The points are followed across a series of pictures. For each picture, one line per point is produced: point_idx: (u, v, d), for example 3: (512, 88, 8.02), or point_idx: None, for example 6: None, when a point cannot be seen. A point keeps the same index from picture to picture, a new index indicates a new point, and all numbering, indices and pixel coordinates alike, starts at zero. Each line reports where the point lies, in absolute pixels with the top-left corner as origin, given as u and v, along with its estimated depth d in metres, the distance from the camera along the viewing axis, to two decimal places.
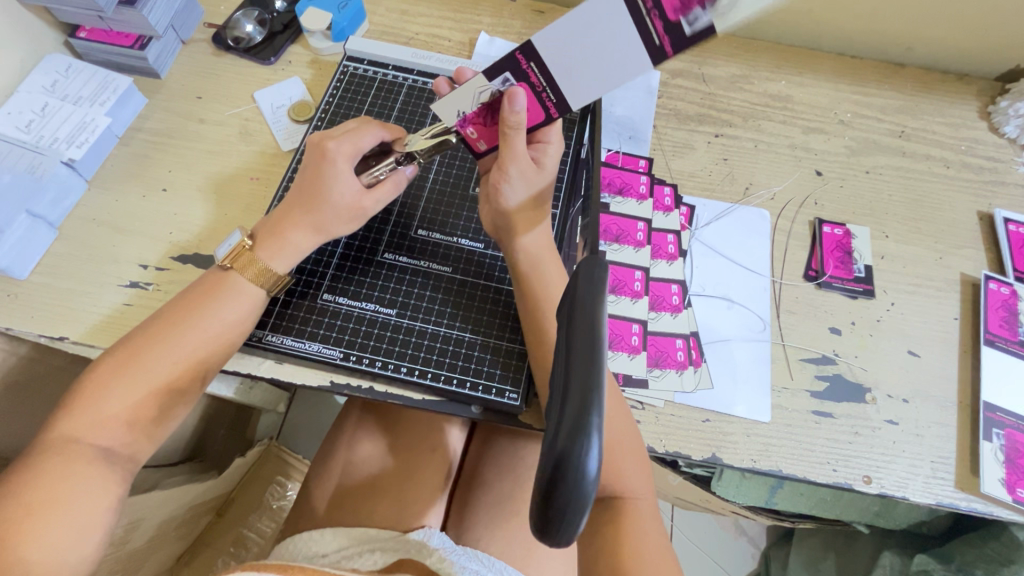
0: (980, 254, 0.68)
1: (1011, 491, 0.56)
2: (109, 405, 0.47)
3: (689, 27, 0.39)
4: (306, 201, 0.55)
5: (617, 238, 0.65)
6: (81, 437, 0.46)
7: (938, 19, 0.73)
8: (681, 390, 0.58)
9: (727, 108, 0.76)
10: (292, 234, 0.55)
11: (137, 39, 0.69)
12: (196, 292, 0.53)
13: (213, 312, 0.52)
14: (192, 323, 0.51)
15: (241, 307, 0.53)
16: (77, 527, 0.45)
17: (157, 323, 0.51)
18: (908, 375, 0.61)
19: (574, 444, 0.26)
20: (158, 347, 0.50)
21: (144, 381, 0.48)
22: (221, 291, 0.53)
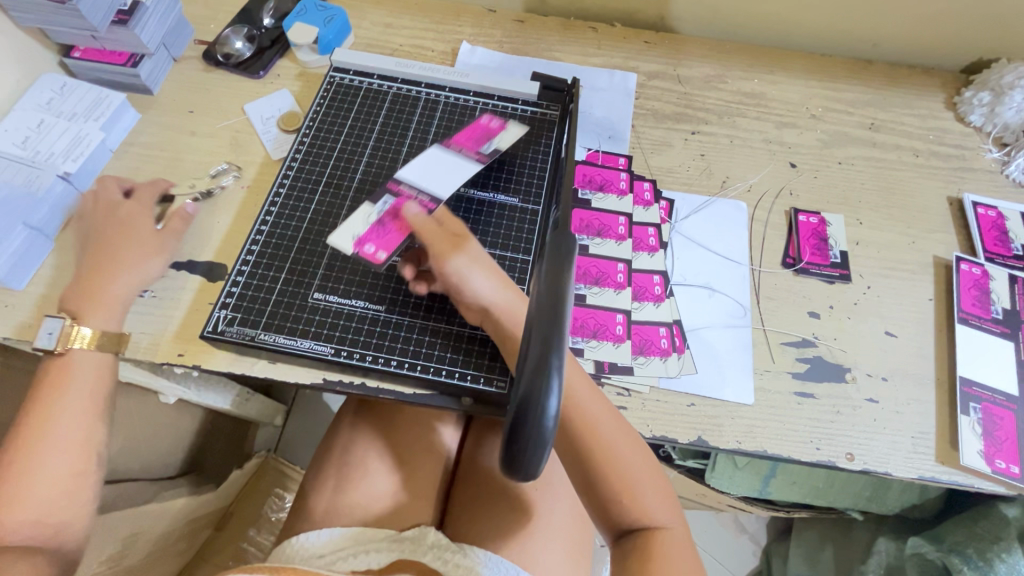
0: (951, 237, 0.70)
1: (990, 463, 0.57)
2: (19, 472, 0.51)
3: (495, 148, 0.65)
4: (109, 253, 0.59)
5: (598, 232, 0.66)
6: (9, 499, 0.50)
7: (899, 15, 0.77)
8: (666, 376, 0.60)
9: (703, 107, 0.79)
10: (113, 288, 0.58)
11: (130, 57, 0.71)
12: (57, 365, 0.56)
13: (63, 389, 0.55)
14: (63, 388, 0.55)
15: (91, 356, 0.56)
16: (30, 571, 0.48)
17: (32, 398, 0.54)
18: (885, 355, 0.63)
19: (536, 388, 0.31)
20: (41, 417, 0.53)
21: (43, 444, 0.52)
22: (71, 371, 0.55)
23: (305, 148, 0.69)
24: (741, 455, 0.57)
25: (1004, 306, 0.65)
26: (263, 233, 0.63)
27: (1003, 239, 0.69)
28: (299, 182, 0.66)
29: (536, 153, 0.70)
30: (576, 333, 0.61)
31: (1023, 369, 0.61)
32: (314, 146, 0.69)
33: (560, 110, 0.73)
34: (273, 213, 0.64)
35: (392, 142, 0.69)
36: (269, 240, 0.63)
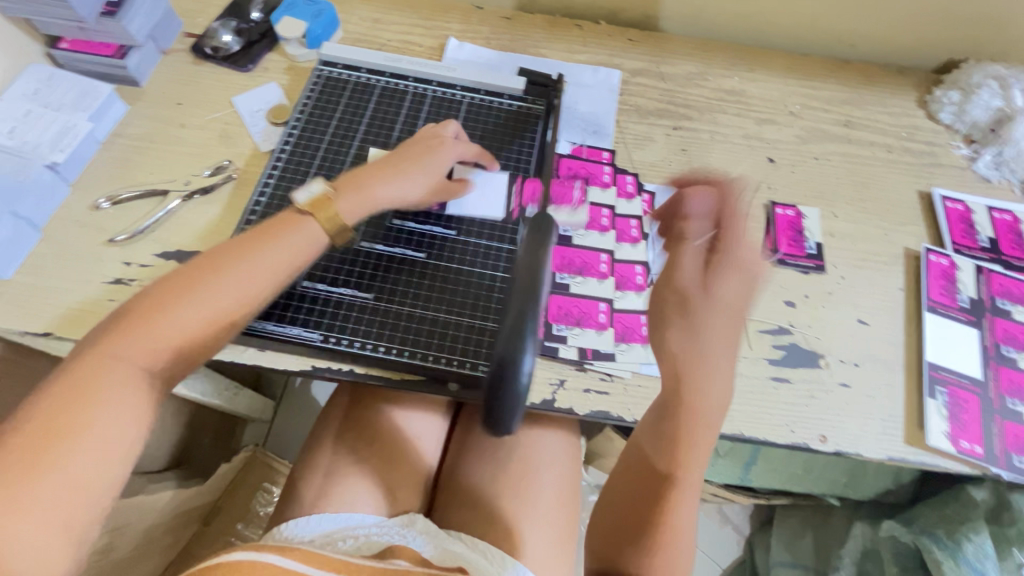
0: (921, 230, 0.73)
1: (955, 443, 0.59)
2: (98, 366, 0.45)
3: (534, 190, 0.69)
4: (415, 163, 0.62)
5: (584, 224, 0.68)
6: (82, 392, 0.43)
7: (872, 15, 0.80)
8: (647, 362, 0.62)
9: (685, 104, 0.81)
10: (379, 193, 0.60)
11: (117, 49, 0.72)
12: (234, 244, 0.52)
13: (229, 274, 0.50)
14: (248, 269, 0.51)
15: (281, 252, 0.53)
16: (96, 473, 0.43)
17: (161, 287, 0.49)
18: (857, 342, 0.65)
19: (513, 351, 0.38)
20: (158, 306, 0.48)
21: (145, 337, 0.46)
22: (288, 235, 0.54)
23: (293, 141, 0.69)
24: (719, 438, 0.59)
25: (970, 295, 0.67)
26: (252, 223, 0.64)
27: (970, 231, 0.72)
28: (288, 173, 0.67)
29: (521, 146, 0.71)
30: (560, 320, 0.62)
31: (987, 354, 0.64)
32: (303, 138, 0.70)
33: (545, 105, 0.74)
34: (262, 204, 0.65)
35: (380, 135, 0.71)
36: None
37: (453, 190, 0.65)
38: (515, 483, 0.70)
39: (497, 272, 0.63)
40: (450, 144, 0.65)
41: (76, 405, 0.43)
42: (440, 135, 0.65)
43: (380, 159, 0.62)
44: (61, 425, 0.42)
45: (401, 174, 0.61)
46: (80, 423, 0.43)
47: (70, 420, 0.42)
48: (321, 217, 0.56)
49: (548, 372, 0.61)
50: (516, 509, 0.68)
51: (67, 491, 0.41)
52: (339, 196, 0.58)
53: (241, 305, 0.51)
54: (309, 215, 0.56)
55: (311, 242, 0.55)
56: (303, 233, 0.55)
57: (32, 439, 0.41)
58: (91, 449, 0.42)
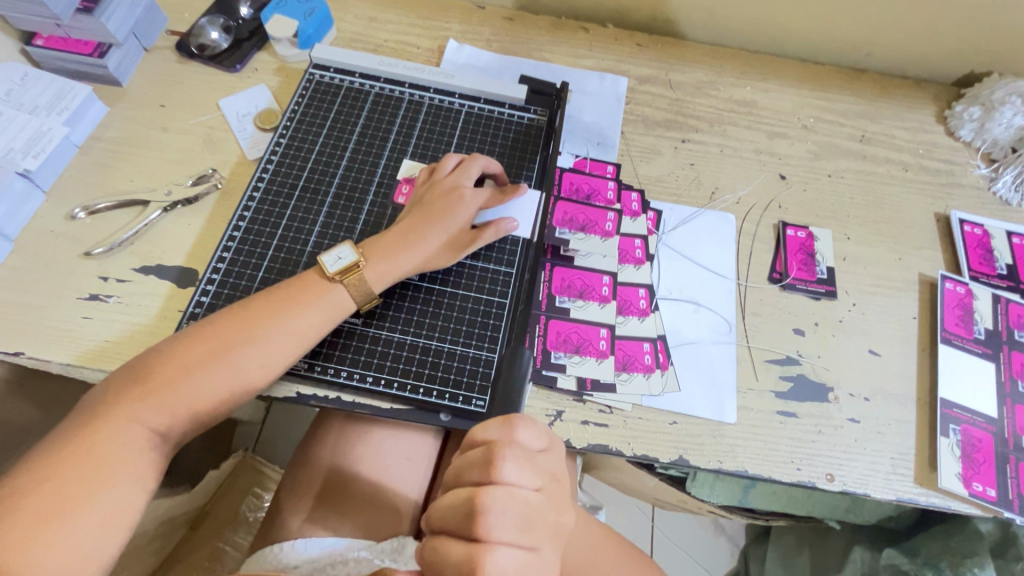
0: (937, 254, 0.70)
1: (967, 485, 0.57)
2: (102, 431, 0.47)
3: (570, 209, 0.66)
4: (437, 221, 0.59)
5: (583, 227, 0.64)
6: (86, 456, 0.46)
7: (893, 26, 0.76)
8: (649, 393, 0.59)
9: (694, 114, 0.77)
10: (404, 263, 0.57)
11: (96, 47, 0.68)
12: (265, 305, 0.53)
13: (253, 342, 0.51)
14: (266, 340, 0.51)
15: (310, 320, 0.53)
16: (97, 538, 0.44)
17: (188, 348, 0.50)
18: (868, 374, 0.62)
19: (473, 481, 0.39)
20: (177, 370, 0.50)
21: (160, 402, 0.49)
22: (317, 303, 0.54)
23: (281, 150, 0.66)
24: (722, 475, 0.57)
25: (987, 326, 0.64)
26: (235, 239, 0.60)
27: (988, 257, 0.69)
28: (274, 186, 0.64)
29: (521, 160, 0.68)
30: (558, 347, 0.59)
31: (1002, 390, 0.61)
32: (292, 148, 0.66)
33: (548, 116, 0.71)
34: (246, 218, 0.62)
35: (373, 146, 0.67)
36: (242, 248, 0.60)
37: (482, 238, 0.59)
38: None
39: (493, 296, 0.60)
40: (470, 196, 0.60)
41: (78, 469, 0.45)
42: (459, 185, 0.61)
43: (401, 221, 0.59)
44: (63, 491, 0.44)
45: (424, 239, 0.58)
46: (84, 488, 0.45)
47: (74, 486, 0.44)
48: (350, 289, 0.55)
49: (545, 403, 0.58)
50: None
51: (65, 556, 0.43)
52: (368, 265, 0.56)
53: (264, 370, 0.51)
54: (339, 283, 0.55)
55: (340, 311, 0.55)
56: (331, 303, 0.54)
57: (36, 504, 0.43)
58: (91, 515, 0.44)
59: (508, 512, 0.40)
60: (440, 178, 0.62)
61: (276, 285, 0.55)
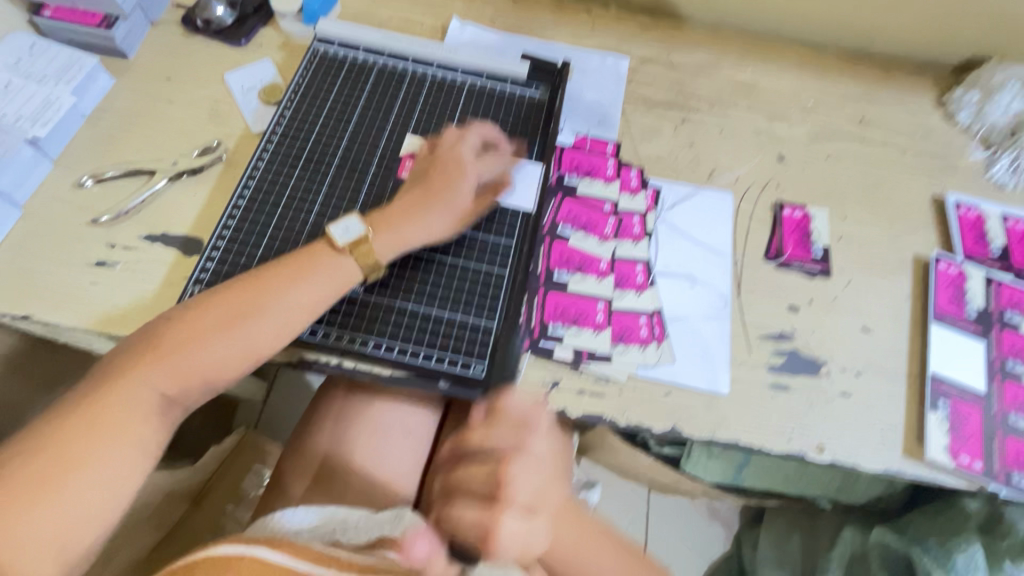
0: (932, 236, 0.71)
1: (954, 458, 0.58)
2: (108, 397, 0.47)
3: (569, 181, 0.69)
4: (443, 191, 0.60)
5: (584, 226, 0.66)
6: (96, 421, 0.47)
7: (894, 9, 0.76)
8: (644, 364, 0.60)
9: (694, 95, 0.78)
10: (413, 232, 0.58)
11: (104, 19, 0.69)
12: (277, 275, 0.54)
13: (263, 312, 0.52)
14: (277, 308, 0.53)
15: (319, 290, 0.54)
16: (101, 500, 0.46)
17: (194, 318, 0.51)
18: (860, 349, 0.63)
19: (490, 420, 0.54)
20: (186, 336, 0.50)
21: (167, 370, 0.50)
22: (326, 272, 0.55)
23: (286, 122, 0.67)
24: (714, 445, 0.58)
25: (978, 306, 0.65)
26: (240, 208, 0.62)
27: (983, 239, 0.70)
28: (279, 157, 0.65)
29: (523, 136, 0.69)
30: (556, 318, 0.61)
31: (992, 367, 0.62)
32: (296, 120, 0.67)
33: (549, 92, 0.72)
34: (251, 188, 0.63)
35: (376, 119, 0.68)
36: (246, 217, 0.61)
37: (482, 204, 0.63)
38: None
39: (493, 267, 0.61)
40: (470, 166, 0.62)
41: (84, 435, 0.46)
42: (460, 157, 0.62)
43: (405, 194, 0.61)
44: (68, 455, 0.45)
45: (427, 203, 0.60)
46: (88, 453, 0.45)
47: (78, 450, 0.45)
48: (358, 260, 0.56)
49: (542, 372, 0.59)
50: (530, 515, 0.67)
51: (72, 517, 0.44)
52: (377, 235, 0.57)
53: (275, 339, 0.53)
54: (348, 255, 0.56)
55: (346, 281, 0.56)
56: (343, 271, 0.56)
57: (47, 466, 0.44)
58: (99, 478, 0.46)
59: (531, 471, 0.51)
60: (437, 149, 0.63)
61: (280, 256, 0.56)
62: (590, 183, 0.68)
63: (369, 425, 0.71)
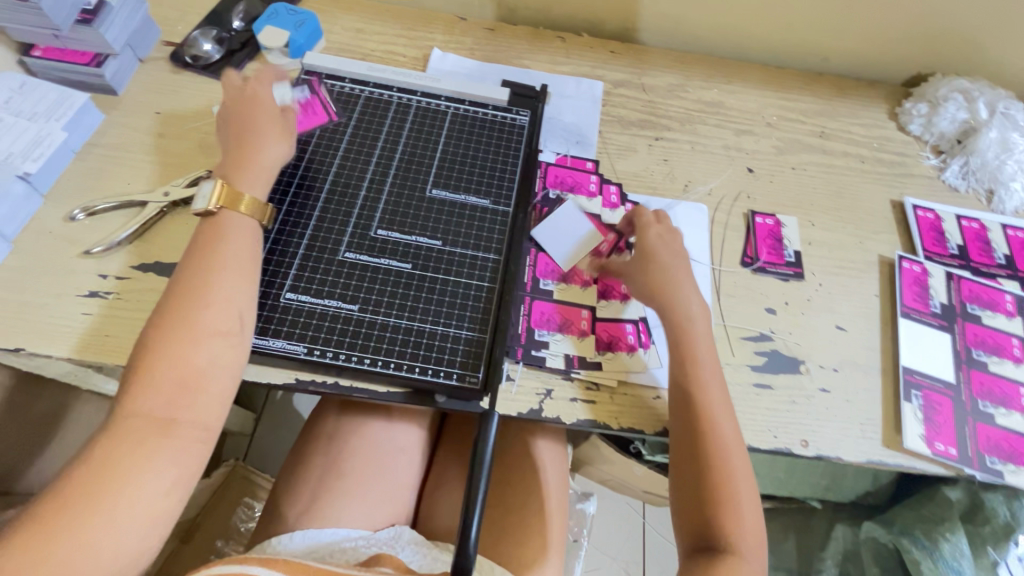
0: (895, 237, 0.76)
1: (931, 445, 0.61)
2: (116, 436, 0.46)
3: (552, 196, 0.72)
4: (273, 121, 0.65)
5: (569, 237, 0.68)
6: (109, 452, 0.45)
7: (845, 32, 0.83)
8: (633, 370, 0.62)
9: (666, 115, 0.82)
10: (259, 162, 0.62)
11: (94, 57, 0.71)
12: (199, 259, 0.54)
13: (206, 296, 0.52)
14: (215, 283, 0.53)
15: (240, 249, 0.56)
16: (126, 530, 0.44)
17: (152, 329, 0.50)
18: (837, 347, 0.67)
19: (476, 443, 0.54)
20: (150, 350, 0.49)
21: (150, 384, 0.48)
22: (225, 233, 0.56)
23: None
24: None
25: (942, 301, 0.69)
26: None
27: (941, 239, 0.75)
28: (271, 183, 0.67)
29: (506, 157, 0.71)
30: (542, 325, 0.63)
31: (958, 358, 0.66)
32: None
33: (529, 116, 0.75)
34: None
35: (365, 145, 0.71)
36: None
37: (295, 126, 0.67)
38: (520, 493, 0.70)
39: (481, 281, 0.63)
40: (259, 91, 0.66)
41: (103, 465, 0.45)
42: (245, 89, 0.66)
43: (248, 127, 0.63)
44: (91, 484, 0.44)
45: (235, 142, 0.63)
46: (108, 481, 0.44)
47: (99, 479, 0.44)
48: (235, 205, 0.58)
49: (534, 382, 0.61)
50: (535, 530, 0.68)
51: (96, 550, 0.43)
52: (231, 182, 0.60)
53: (230, 317, 0.52)
54: (222, 209, 0.58)
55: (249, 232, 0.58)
56: (232, 227, 0.57)
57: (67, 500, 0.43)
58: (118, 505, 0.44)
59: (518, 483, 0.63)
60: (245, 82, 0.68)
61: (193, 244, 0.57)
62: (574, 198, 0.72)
63: (364, 446, 0.71)
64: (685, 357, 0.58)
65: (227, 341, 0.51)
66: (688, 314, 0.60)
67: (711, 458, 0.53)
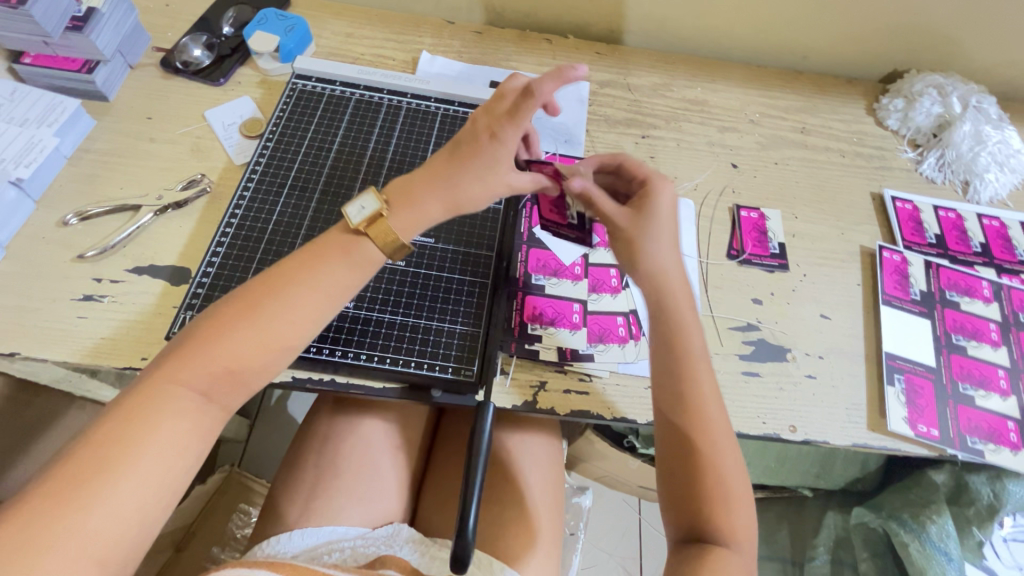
0: (875, 228, 0.78)
1: (914, 427, 0.63)
2: (149, 405, 0.45)
3: None
4: (469, 157, 0.54)
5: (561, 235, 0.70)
6: (135, 423, 0.44)
7: (822, 31, 0.85)
8: (624, 361, 0.63)
9: (651, 113, 0.84)
10: (425, 205, 0.54)
11: (85, 63, 0.72)
12: (303, 261, 0.52)
13: (286, 308, 0.49)
14: (300, 297, 0.50)
15: (341, 278, 0.52)
16: (131, 511, 0.42)
17: (229, 306, 0.49)
18: (821, 335, 0.68)
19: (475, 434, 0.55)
20: (214, 330, 0.48)
21: (200, 361, 0.47)
22: (340, 255, 0.52)
23: (269, 153, 0.70)
24: None
25: (922, 288, 0.72)
26: (228, 234, 0.64)
27: (919, 229, 0.77)
28: (264, 185, 0.67)
29: None
30: (535, 319, 0.64)
31: (939, 343, 0.68)
32: (278, 150, 0.70)
33: None
34: (238, 217, 0.65)
35: (356, 146, 0.72)
36: (234, 244, 0.63)
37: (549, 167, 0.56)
38: (513, 482, 0.71)
39: (474, 277, 0.64)
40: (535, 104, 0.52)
41: (125, 436, 0.43)
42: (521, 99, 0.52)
43: (440, 161, 0.55)
44: (108, 455, 0.42)
45: (491, 186, 0.54)
46: (127, 455, 0.43)
47: (119, 451, 0.43)
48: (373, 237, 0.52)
49: (528, 374, 0.62)
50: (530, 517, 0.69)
51: (99, 527, 0.40)
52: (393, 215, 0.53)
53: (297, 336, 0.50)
54: (365, 237, 0.53)
55: (368, 264, 0.54)
56: (358, 255, 0.53)
57: (82, 467, 0.41)
58: (132, 481, 0.42)
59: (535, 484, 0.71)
60: (506, 95, 0.54)
61: (314, 241, 0.54)
62: None
63: (359, 443, 0.71)
64: (682, 368, 0.55)
65: (285, 355, 0.50)
66: (666, 274, 0.58)
67: (703, 464, 0.52)
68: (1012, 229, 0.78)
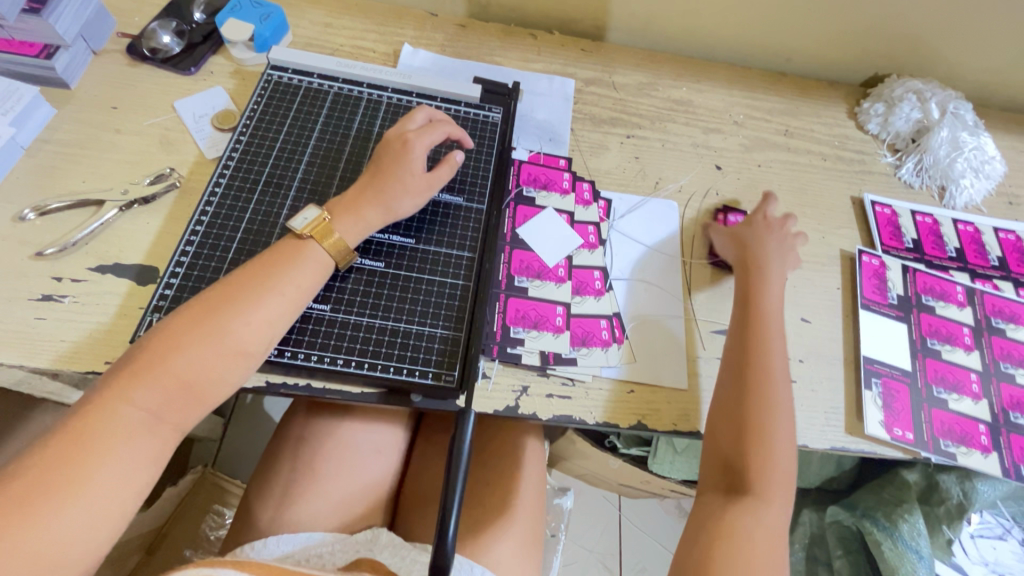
0: (855, 232, 0.79)
1: (889, 431, 0.64)
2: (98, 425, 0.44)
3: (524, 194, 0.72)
4: (378, 183, 0.61)
5: (544, 237, 0.69)
6: (84, 442, 0.43)
7: (805, 34, 0.85)
8: (608, 365, 0.63)
9: (636, 112, 0.83)
10: (363, 211, 0.60)
11: (44, 48, 0.68)
12: (258, 269, 0.53)
13: (247, 313, 0.51)
14: (259, 303, 0.52)
15: (301, 283, 0.54)
16: (80, 530, 0.41)
17: (184, 318, 0.49)
18: (801, 339, 0.69)
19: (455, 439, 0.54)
20: (167, 345, 0.48)
21: (154, 377, 0.46)
22: (299, 260, 0.55)
23: (242, 148, 0.67)
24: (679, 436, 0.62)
25: (899, 292, 0.73)
26: (199, 232, 0.61)
27: (897, 233, 0.78)
28: (236, 181, 0.65)
29: (480, 155, 0.71)
30: (517, 322, 0.63)
31: (915, 347, 0.69)
32: (252, 145, 0.67)
33: (502, 113, 0.75)
34: (208, 214, 0.62)
35: (334, 142, 0.69)
36: (205, 243, 0.60)
37: (440, 178, 0.64)
38: (492, 486, 0.70)
39: (456, 280, 0.63)
40: (413, 137, 0.63)
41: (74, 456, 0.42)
42: (404, 132, 0.64)
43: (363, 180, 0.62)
44: (56, 476, 0.41)
45: (413, 189, 0.62)
46: (76, 475, 0.42)
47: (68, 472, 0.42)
48: (327, 249, 0.57)
49: (511, 379, 0.61)
50: (510, 517, 0.68)
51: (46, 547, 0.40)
52: (333, 218, 0.58)
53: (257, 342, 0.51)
54: (309, 239, 0.57)
55: (321, 269, 0.56)
56: (310, 257, 0.56)
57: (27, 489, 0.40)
58: (83, 502, 0.41)
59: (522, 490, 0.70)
60: (407, 130, 0.64)
61: (267, 252, 0.56)
62: (550, 198, 0.72)
63: (337, 447, 0.69)
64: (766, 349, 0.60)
65: (246, 360, 0.51)
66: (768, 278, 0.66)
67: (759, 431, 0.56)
68: (985, 234, 0.80)
